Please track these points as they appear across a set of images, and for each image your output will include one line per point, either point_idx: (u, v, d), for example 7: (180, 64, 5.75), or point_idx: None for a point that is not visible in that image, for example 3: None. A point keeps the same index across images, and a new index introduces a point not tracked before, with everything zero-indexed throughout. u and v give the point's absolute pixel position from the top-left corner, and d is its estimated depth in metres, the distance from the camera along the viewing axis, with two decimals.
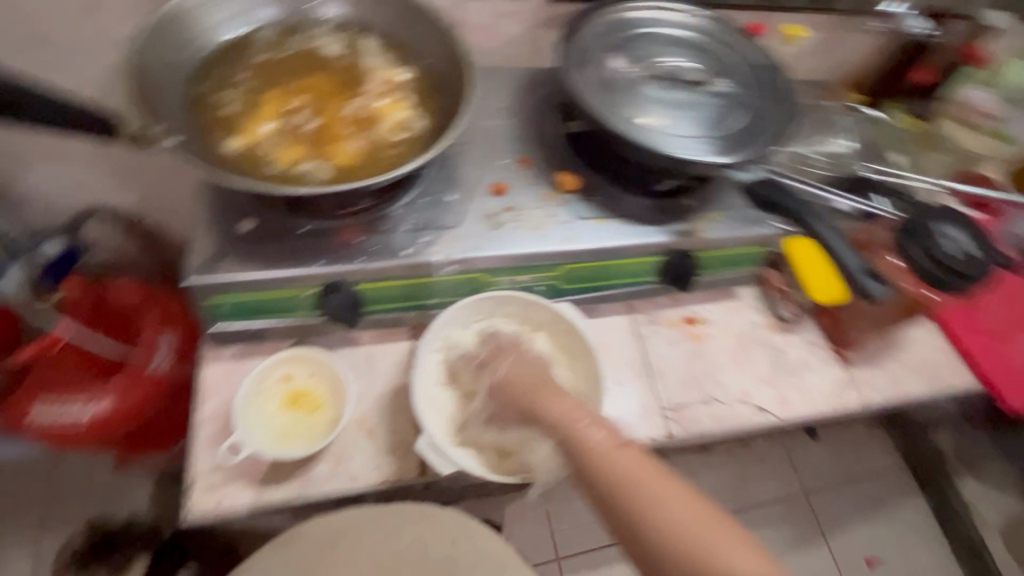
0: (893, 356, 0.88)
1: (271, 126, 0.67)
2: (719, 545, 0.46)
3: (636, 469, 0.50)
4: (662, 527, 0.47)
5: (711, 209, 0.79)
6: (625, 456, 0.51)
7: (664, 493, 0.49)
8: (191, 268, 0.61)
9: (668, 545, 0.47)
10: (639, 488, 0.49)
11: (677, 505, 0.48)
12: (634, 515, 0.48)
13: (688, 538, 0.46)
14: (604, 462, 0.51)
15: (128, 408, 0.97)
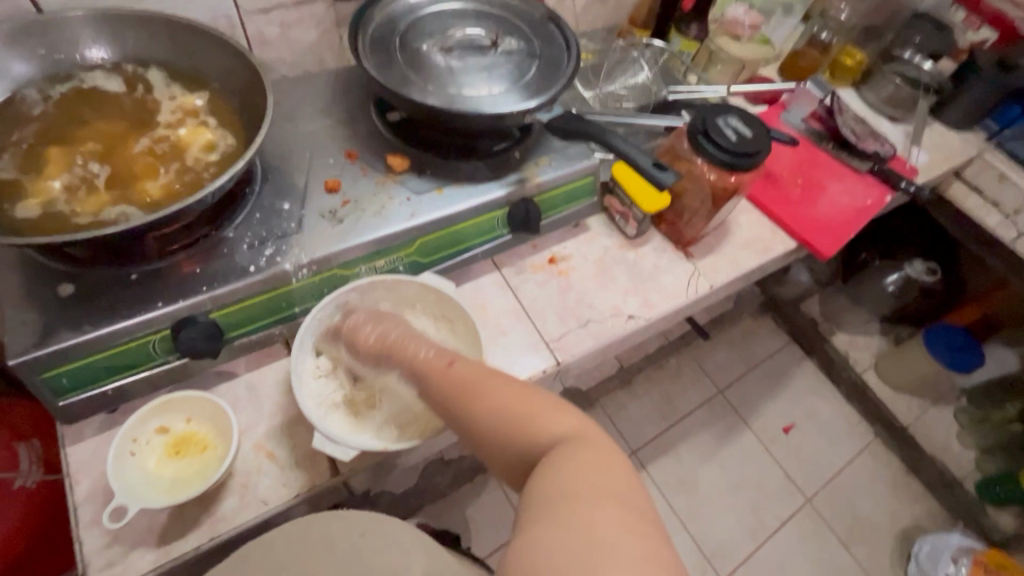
0: (725, 241, 1.02)
1: (61, 181, 0.62)
2: (537, 414, 0.56)
3: (463, 373, 0.61)
4: (492, 412, 0.57)
5: (537, 156, 0.86)
6: (455, 366, 0.61)
7: (487, 383, 0.59)
8: (12, 349, 0.57)
9: (499, 426, 0.56)
10: (470, 387, 0.59)
11: (504, 392, 0.58)
12: (470, 411, 0.58)
13: (513, 413, 0.56)
14: (443, 377, 0.61)
15: (3, 539, 0.84)
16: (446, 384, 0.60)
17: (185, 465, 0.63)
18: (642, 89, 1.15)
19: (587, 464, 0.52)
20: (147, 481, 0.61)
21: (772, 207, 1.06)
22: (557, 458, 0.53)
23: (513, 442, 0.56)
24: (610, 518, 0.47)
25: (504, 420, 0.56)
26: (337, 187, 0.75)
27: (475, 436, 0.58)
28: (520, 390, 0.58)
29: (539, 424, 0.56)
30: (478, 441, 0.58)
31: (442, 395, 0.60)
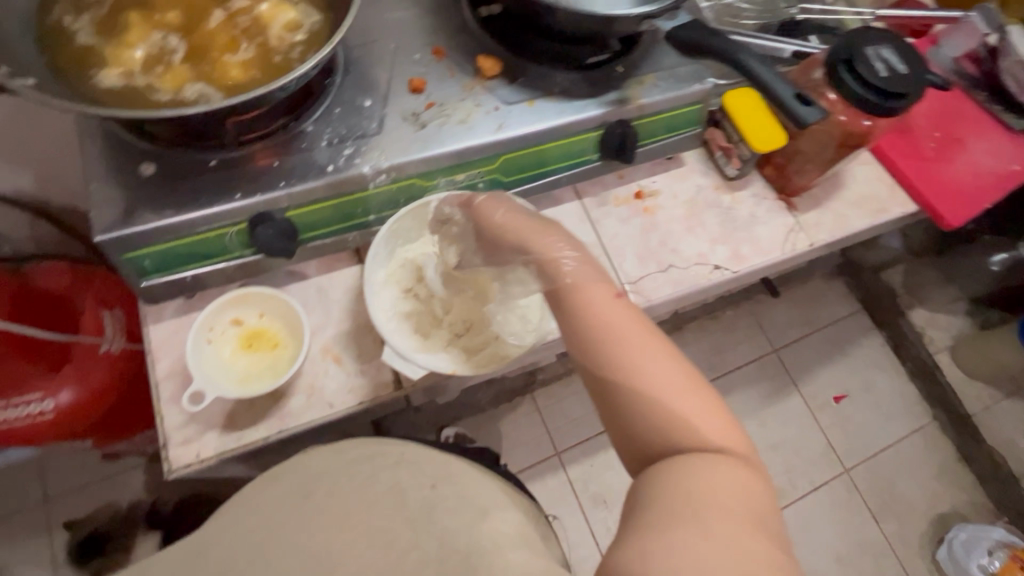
0: (838, 194, 0.89)
1: (141, 51, 0.58)
2: (696, 413, 0.49)
3: (620, 319, 0.52)
4: (646, 386, 0.49)
5: (643, 73, 0.75)
6: (612, 307, 0.53)
7: (647, 342, 0.51)
8: (99, 226, 0.57)
9: (650, 403, 0.49)
10: (628, 345, 0.51)
11: (665, 369, 0.50)
12: (614, 361, 0.50)
13: (669, 400, 0.49)
14: (596, 311, 0.53)
15: (93, 393, 0.90)
16: (595, 325, 0.52)
17: (256, 359, 0.64)
18: (767, 6, 0.98)
19: (735, 489, 0.46)
20: (222, 369, 0.63)
21: (899, 160, 0.91)
22: (706, 469, 0.47)
23: (656, 427, 0.49)
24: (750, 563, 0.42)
25: (656, 401, 0.49)
26: (421, 87, 0.68)
27: (611, 393, 0.51)
28: (684, 377, 0.50)
29: (693, 424, 0.49)
30: (612, 401, 0.51)
31: (589, 330, 0.52)
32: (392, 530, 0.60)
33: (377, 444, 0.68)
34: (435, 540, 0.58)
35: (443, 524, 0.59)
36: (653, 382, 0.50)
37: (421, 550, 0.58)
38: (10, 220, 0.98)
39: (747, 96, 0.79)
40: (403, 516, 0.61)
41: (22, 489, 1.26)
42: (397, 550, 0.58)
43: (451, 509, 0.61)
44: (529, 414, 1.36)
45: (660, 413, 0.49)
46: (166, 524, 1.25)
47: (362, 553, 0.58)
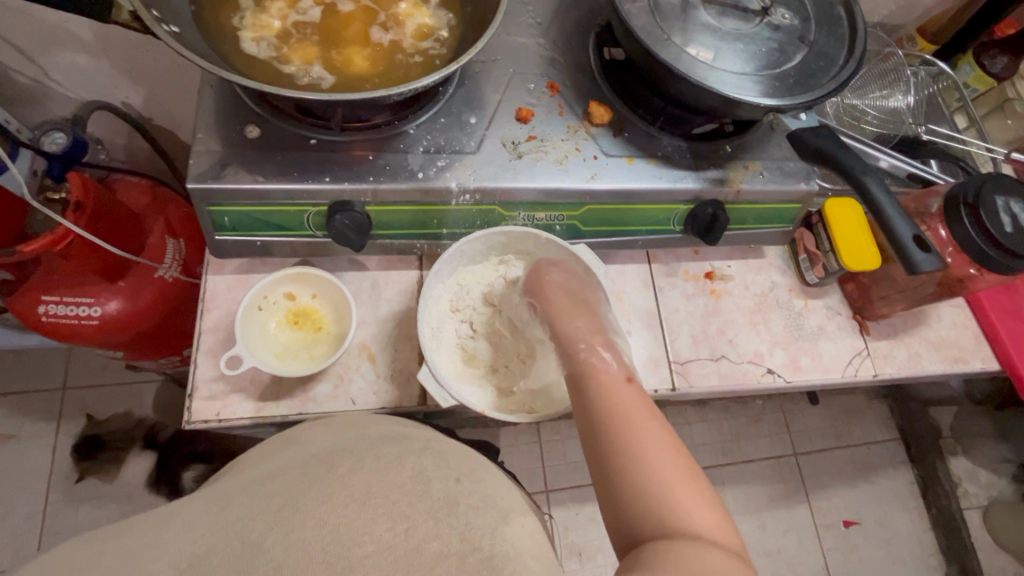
0: (917, 331, 0.84)
1: (280, 23, 0.60)
2: (689, 496, 0.47)
3: (631, 403, 0.53)
4: (647, 463, 0.48)
5: (751, 159, 0.72)
6: (627, 390, 0.54)
7: (651, 427, 0.51)
8: (194, 175, 0.58)
9: (640, 470, 0.48)
10: (631, 424, 0.51)
11: (661, 440, 0.50)
12: (619, 436, 0.50)
13: (668, 482, 0.47)
14: (606, 389, 0.54)
15: (137, 311, 0.93)
16: (603, 397, 0.53)
17: (298, 336, 0.66)
18: (891, 117, 0.93)
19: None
20: (263, 339, 0.64)
21: (992, 315, 0.84)
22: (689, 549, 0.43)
23: (647, 500, 0.47)
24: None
25: (645, 469, 0.48)
26: (527, 118, 0.68)
27: (605, 460, 0.50)
28: (677, 457, 0.49)
29: (686, 506, 0.46)
30: (603, 469, 0.50)
31: (592, 401, 0.54)
32: (411, 515, 0.50)
33: (403, 428, 0.62)
34: (459, 534, 0.49)
35: (468, 520, 0.51)
36: (645, 450, 0.49)
37: (443, 541, 0.48)
38: (110, 130, 1.02)
39: (847, 208, 0.77)
40: (425, 501, 0.52)
41: (45, 372, 1.32)
42: (415, 537, 0.48)
43: (476, 506, 0.53)
44: (529, 442, 1.34)
45: (649, 482, 0.48)
46: (165, 445, 1.30)
47: (376, 536, 0.48)
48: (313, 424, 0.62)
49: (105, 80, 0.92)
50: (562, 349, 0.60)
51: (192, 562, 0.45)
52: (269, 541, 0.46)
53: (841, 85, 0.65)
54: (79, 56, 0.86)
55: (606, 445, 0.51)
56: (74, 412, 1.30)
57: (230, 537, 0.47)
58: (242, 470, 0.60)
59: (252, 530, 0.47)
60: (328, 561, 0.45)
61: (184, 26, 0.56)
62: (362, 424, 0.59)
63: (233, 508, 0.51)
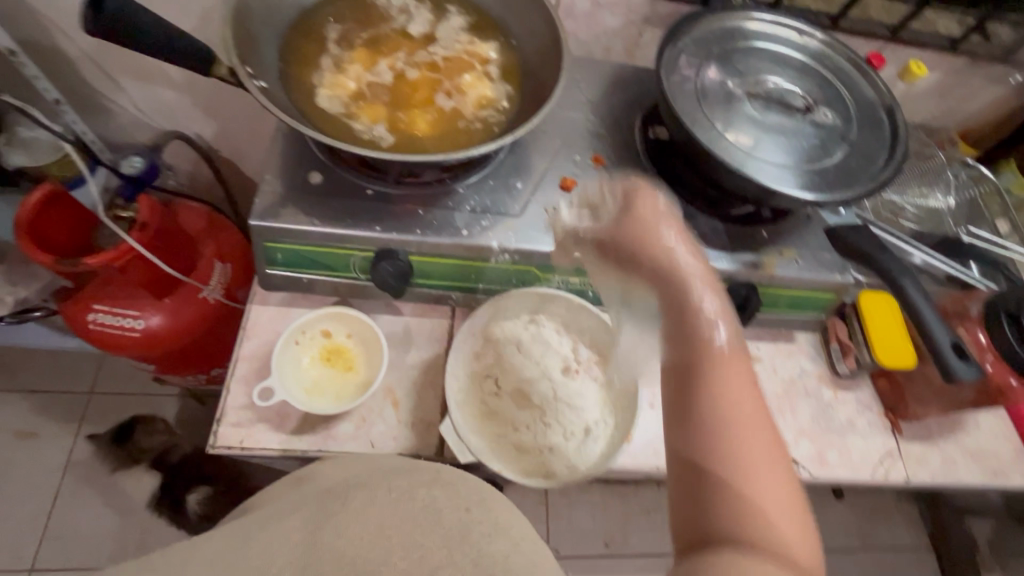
0: (953, 436, 0.81)
1: (353, 83, 0.66)
2: (777, 507, 0.45)
3: (738, 393, 0.49)
4: (743, 465, 0.46)
5: (787, 245, 0.73)
6: (737, 379, 0.50)
7: (755, 428, 0.47)
8: (256, 211, 0.63)
9: (733, 468, 0.45)
10: (735, 423, 0.47)
11: (762, 440, 0.47)
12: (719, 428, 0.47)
13: (757, 487, 0.45)
14: (717, 371, 0.50)
15: (177, 328, 0.98)
16: (710, 382, 0.50)
17: (328, 374, 0.67)
18: (931, 215, 0.93)
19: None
20: (296, 373, 0.66)
21: None
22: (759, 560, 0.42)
23: (729, 500, 0.45)
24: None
25: (738, 471, 0.45)
26: (571, 187, 0.71)
27: (696, 441, 0.48)
28: (776, 466, 0.47)
29: (770, 516, 0.44)
30: (690, 447, 0.48)
31: (701, 388, 0.49)
32: (425, 543, 0.51)
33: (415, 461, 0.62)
34: (473, 560, 0.51)
35: (481, 547, 0.52)
36: (742, 451, 0.46)
37: (457, 569, 0.50)
38: (181, 157, 1.10)
39: (884, 304, 0.76)
40: (439, 529, 0.52)
41: (78, 375, 1.37)
42: (428, 565, 0.49)
43: (489, 534, 0.54)
44: (536, 503, 1.30)
45: (737, 483, 0.45)
46: (173, 464, 1.31)
47: (390, 565, 0.49)
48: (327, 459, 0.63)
49: (184, 113, 1.00)
50: (677, 315, 0.55)
51: None
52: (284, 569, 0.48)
53: (881, 185, 0.66)
54: (166, 90, 0.95)
55: (704, 427, 0.48)
56: (96, 417, 1.33)
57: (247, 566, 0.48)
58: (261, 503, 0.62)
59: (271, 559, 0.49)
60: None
61: (271, 81, 0.62)
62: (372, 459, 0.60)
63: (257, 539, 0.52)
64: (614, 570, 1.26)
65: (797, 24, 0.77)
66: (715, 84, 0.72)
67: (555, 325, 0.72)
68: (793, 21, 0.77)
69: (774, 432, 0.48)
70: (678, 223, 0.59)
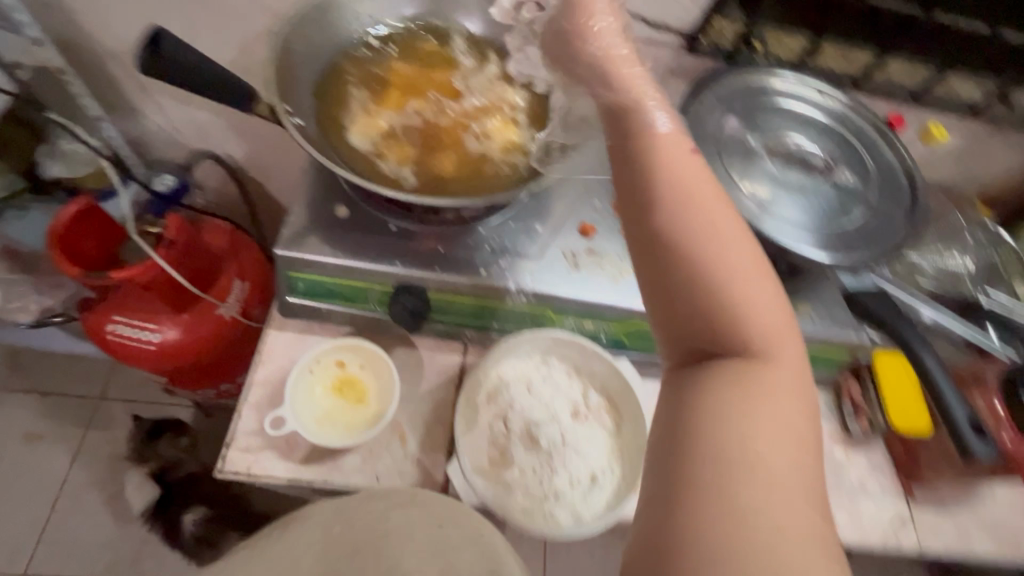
0: (967, 506, 0.79)
1: (385, 123, 0.68)
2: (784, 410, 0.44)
3: (760, 301, 0.48)
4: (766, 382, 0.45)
5: (801, 301, 0.74)
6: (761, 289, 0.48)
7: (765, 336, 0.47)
8: (282, 240, 0.64)
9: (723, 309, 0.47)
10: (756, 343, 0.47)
11: (780, 355, 0.47)
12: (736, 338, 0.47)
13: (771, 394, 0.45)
14: (739, 278, 0.48)
15: (192, 342, 0.99)
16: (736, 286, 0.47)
17: (339, 405, 0.67)
18: (950, 276, 0.92)
19: (794, 452, 0.42)
20: (307, 402, 0.66)
21: None
22: (771, 379, 0.45)
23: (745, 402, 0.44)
24: (800, 506, 0.40)
25: (739, 312, 0.47)
26: (590, 232, 0.72)
27: (681, 295, 0.48)
28: (790, 376, 0.46)
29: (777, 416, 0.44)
30: (675, 303, 0.48)
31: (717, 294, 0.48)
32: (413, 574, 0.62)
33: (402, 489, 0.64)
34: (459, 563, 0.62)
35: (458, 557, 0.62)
36: (738, 293, 0.47)
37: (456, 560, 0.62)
38: (210, 175, 1.13)
39: (898, 366, 0.74)
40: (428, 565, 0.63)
41: (89, 380, 1.38)
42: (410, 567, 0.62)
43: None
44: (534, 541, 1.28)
45: (742, 322, 0.47)
46: (170, 485, 1.27)
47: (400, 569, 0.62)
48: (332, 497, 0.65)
49: (218, 135, 1.03)
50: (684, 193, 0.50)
51: None
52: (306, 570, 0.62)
53: (897, 249, 0.67)
54: (203, 114, 0.99)
55: (673, 276, 0.48)
56: (103, 423, 1.34)
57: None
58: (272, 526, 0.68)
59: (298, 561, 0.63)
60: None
61: (306, 118, 0.64)
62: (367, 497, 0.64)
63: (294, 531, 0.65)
64: None
65: (820, 85, 0.79)
66: (736, 139, 0.73)
67: (566, 367, 0.71)
68: (816, 82, 0.79)
69: (752, 245, 0.50)
70: (633, 67, 0.60)
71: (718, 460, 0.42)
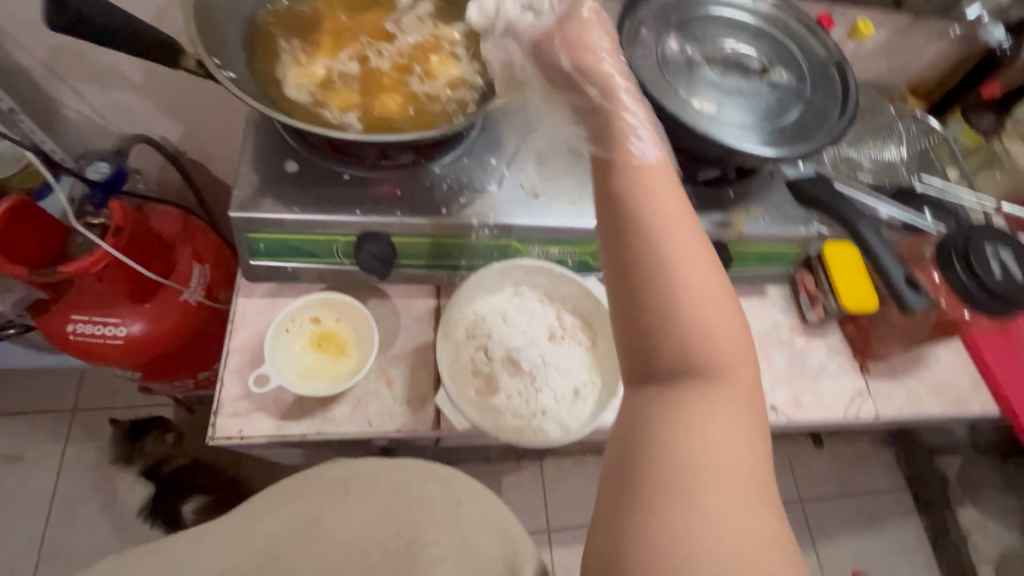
0: (916, 373, 0.86)
1: (322, 71, 0.66)
2: (735, 415, 0.45)
3: (715, 306, 0.46)
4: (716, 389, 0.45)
5: (752, 203, 0.77)
6: (714, 293, 0.46)
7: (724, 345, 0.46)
8: (234, 203, 0.63)
9: (683, 339, 0.45)
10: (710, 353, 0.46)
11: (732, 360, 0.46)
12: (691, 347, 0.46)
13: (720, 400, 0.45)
14: (690, 284, 0.46)
15: (161, 332, 0.97)
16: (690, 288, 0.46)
17: (321, 359, 0.69)
18: (886, 168, 0.98)
19: (743, 457, 0.43)
20: (288, 360, 0.67)
21: (988, 358, 0.87)
22: (723, 392, 0.45)
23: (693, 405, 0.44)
24: (752, 517, 0.41)
25: (695, 349, 0.46)
26: (544, 160, 0.73)
27: (642, 313, 0.47)
28: (742, 380, 0.46)
29: (728, 419, 0.44)
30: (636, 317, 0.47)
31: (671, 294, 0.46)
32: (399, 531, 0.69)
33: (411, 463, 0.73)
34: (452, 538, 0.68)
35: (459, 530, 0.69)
36: (695, 299, 0.46)
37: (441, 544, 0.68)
38: (148, 161, 1.08)
39: (844, 251, 0.80)
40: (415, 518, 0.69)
41: (58, 393, 1.34)
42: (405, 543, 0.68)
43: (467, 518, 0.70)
44: (532, 478, 1.33)
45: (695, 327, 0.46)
46: (162, 479, 1.28)
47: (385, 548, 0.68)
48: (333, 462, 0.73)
49: (147, 116, 0.98)
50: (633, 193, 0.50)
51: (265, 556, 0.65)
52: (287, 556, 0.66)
53: (834, 138, 0.70)
54: (128, 94, 0.93)
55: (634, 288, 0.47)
56: (82, 433, 1.31)
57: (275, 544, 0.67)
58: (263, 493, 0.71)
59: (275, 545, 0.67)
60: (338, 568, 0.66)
61: (237, 73, 0.62)
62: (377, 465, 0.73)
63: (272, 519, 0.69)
64: None
65: None
66: (673, 51, 0.74)
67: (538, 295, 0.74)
68: None
69: (711, 256, 0.48)
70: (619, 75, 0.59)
71: (671, 470, 0.42)
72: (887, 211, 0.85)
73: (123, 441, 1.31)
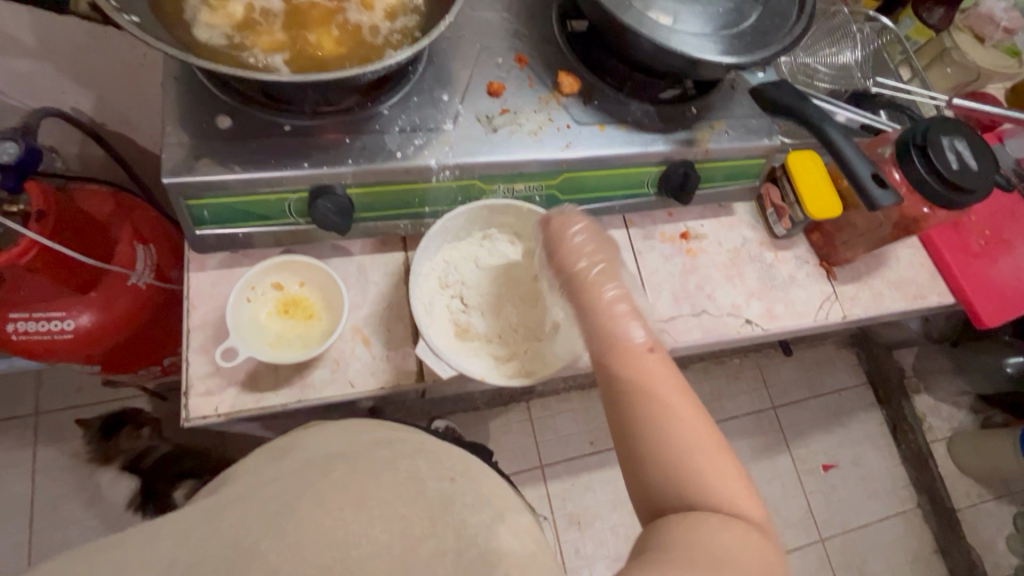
0: (879, 273, 0.89)
1: (240, 10, 0.59)
2: (716, 475, 0.47)
3: (658, 374, 0.52)
4: (684, 446, 0.48)
5: (716, 117, 0.75)
6: (653, 362, 0.53)
7: (683, 408, 0.50)
8: (166, 169, 0.57)
9: (657, 427, 0.49)
10: (670, 413, 0.49)
11: (692, 418, 0.50)
12: (653, 413, 0.50)
13: (695, 461, 0.48)
14: (631, 357, 0.54)
15: (113, 321, 0.91)
16: (635, 371, 0.53)
17: (290, 325, 0.66)
18: (842, 72, 0.97)
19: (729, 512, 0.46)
20: (256, 330, 0.64)
21: (944, 251, 0.90)
22: (695, 450, 0.48)
23: (678, 474, 0.48)
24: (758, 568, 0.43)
25: (684, 457, 0.48)
26: (499, 91, 0.69)
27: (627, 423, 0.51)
28: (710, 437, 0.49)
29: (712, 487, 0.47)
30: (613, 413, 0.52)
31: (621, 379, 0.53)
32: (407, 516, 0.52)
33: (398, 433, 0.68)
34: (455, 530, 0.52)
35: (463, 518, 0.55)
36: (642, 381, 0.52)
37: (440, 539, 0.51)
38: (62, 138, 0.97)
39: (809, 160, 0.80)
40: (420, 501, 0.55)
41: (15, 399, 1.27)
42: (412, 536, 0.50)
43: (472, 507, 0.57)
44: (520, 421, 1.36)
45: (654, 406, 0.50)
46: (146, 473, 1.25)
47: (372, 537, 0.49)
48: (312, 436, 0.65)
49: (52, 86, 0.87)
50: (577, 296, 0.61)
51: (189, 566, 0.46)
52: (266, 544, 0.48)
53: (793, 39, 0.68)
54: (22, 62, 0.82)
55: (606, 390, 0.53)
56: (49, 436, 1.25)
57: (225, 546, 0.48)
58: (233, 480, 0.61)
59: (247, 535, 0.49)
60: (327, 564, 0.47)
61: (142, 18, 0.55)
62: (358, 433, 0.65)
63: (218, 523, 0.52)
64: (602, 463, 1.35)
65: None
66: None
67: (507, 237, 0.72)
68: None
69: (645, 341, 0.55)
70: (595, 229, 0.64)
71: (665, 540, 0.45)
72: (845, 115, 0.85)
73: (97, 438, 1.26)
